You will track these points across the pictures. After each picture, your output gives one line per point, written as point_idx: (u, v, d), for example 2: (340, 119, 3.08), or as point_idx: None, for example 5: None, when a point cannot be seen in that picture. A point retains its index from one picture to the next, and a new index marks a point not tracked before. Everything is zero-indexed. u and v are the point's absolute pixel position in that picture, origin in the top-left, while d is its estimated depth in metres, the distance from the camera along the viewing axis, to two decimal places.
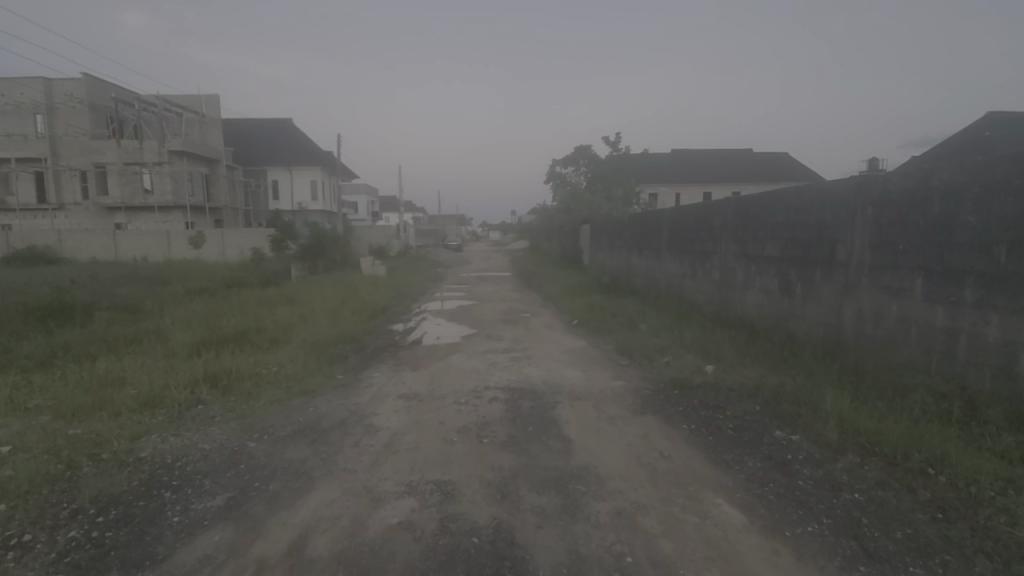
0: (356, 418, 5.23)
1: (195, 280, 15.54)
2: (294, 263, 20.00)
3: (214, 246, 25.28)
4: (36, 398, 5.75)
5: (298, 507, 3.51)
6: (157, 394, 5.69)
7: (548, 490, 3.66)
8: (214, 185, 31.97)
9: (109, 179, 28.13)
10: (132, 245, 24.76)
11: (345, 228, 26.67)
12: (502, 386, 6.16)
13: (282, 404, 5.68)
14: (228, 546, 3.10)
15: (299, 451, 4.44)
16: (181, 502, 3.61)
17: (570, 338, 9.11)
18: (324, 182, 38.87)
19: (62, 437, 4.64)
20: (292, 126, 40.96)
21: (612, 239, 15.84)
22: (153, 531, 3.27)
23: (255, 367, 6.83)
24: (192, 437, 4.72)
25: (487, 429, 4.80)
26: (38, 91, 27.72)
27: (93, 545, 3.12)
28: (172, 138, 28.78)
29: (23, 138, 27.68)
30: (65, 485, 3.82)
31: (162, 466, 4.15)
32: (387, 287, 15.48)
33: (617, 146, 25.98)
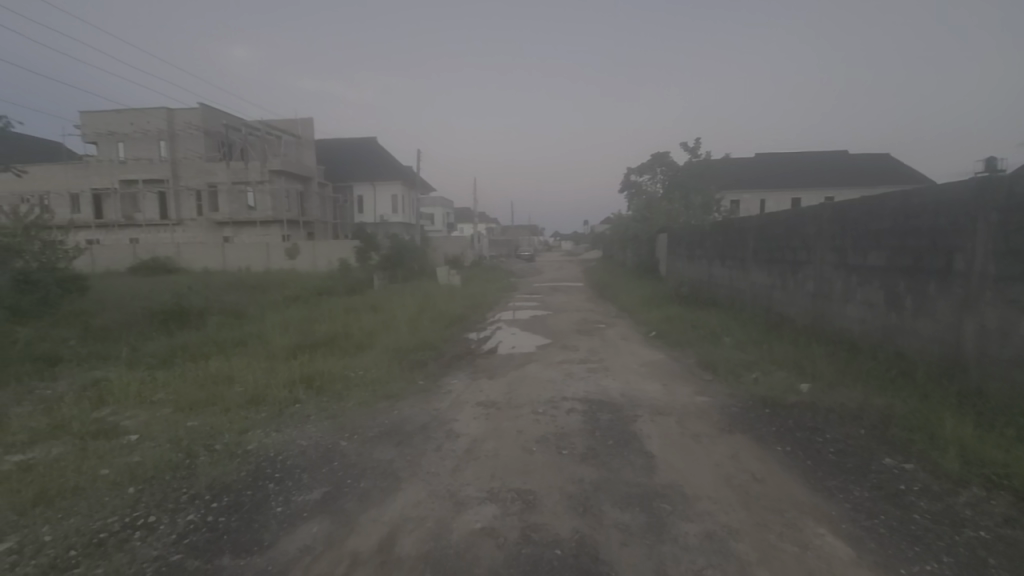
0: (437, 423, 5.39)
1: (289, 289, 16.81)
2: (376, 273, 21.09)
3: (305, 258, 27.30)
4: (160, 392, 6.47)
5: (387, 506, 3.66)
6: (260, 393, 6.21)
7: (632, 507, 3.56)
8: (307, 201, 34.58)
9: (219, 197, 31.39)
10: (236, 257, 27.27)
11: (422, 239, 27.77)
12: (580, 397, 6.08)
13: (368, 406, 5.99)
14: (324, 538, 3.29)
15: (385, 452, 4.64)
16: (283, 494, 3.90)
17: (648, 350, 8.82)
18: (404, 196, 40.64)
19: (182, 429, 5.18)
20: (375, 144, 43.53)
21: (691, 249, 15.24)
22: (259, 518, 3.55)
23: (344, 370, 7.25)
24: (291, 434, 5.09)
25: (566, 440, 4.76)
26: (162, 119, 31.24)
27: (208, 529, 3.45)
28: (273, 159, 31.66)
29: (149, 161, 31.33)
30: (184, 472, 4.25)
31: (265, 460, 4.50)
32: (463, 296, 15.88)
33: (696, 152, 25.11)
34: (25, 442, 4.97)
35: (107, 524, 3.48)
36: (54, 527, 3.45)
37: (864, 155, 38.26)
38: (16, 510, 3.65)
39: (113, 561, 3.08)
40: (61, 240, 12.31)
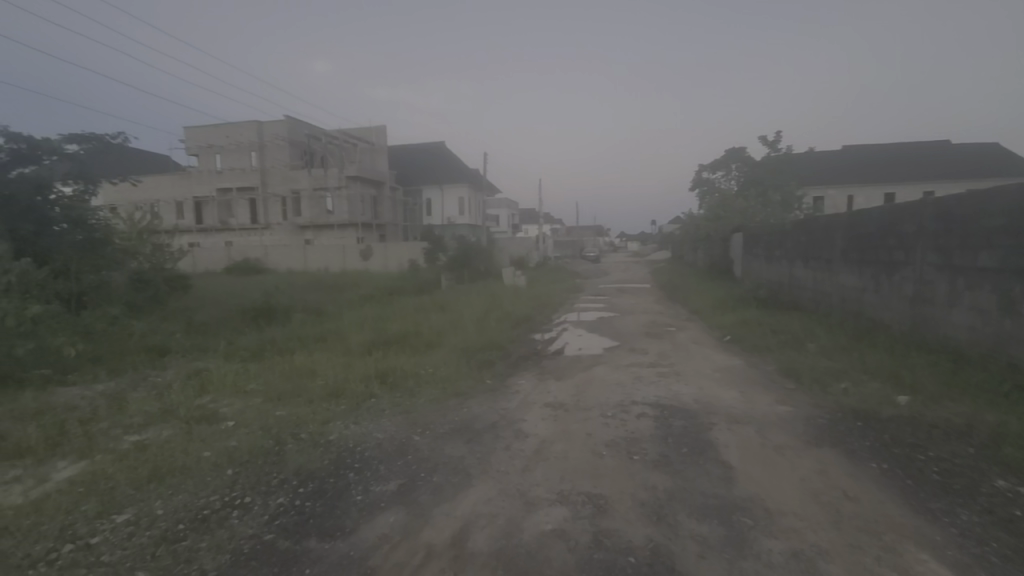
0: (506, 422, 5.44)
1: (364, 288, 17.66)
2: (444, 274, 21.68)
3: (378, 259, 28.58)
4: (252, 383, 7.01)
5: (458, 502, 3.75)
6: (339, 386, 6.58)
7: (709, 519, 3.41)
8: (380, 204, 36.18)
9: (302, 203, 33.62)
10: (316, 258, 29.03)
11: (488, 241, 28.21)
12: (650, 402, 5.92)
13: (439, 403, 6.17)
14: (400, 529, 3.43)
15: (456, 448, 4.75)
16: (362, 483, 4.10)
17: (723, 355, 8.43)
18: (471, 198, 41.45)
19: (271, 417, 5.59)
20: (443, 148, 44.81)
21: (770, 250, 14.39)
22: (342, 505, 3.76)
23: (416, 367, 7.52)
24: (368, 426, 5.34)
25: (637, 445, 4.66)
26: (253, 132, 33.90)
27: (296, 512, 3.69)
28: (349, 166, 33.43)
29: (241, 170, 34.07)
30: (274, 457, 4.59)
31: (345, 450, 4.75)
32: (528, 297, 15.95)
33: (775, 146, 23.67)
34: (141, 424, 5.56)
35: (209, 502, 3.82)
36: (166, 502, 3.84)
37: (973, 144, 34.43)
38: (135, 485, 4.10)
39: (214, 537, 3.38)
40: (169, 243, 13.67)
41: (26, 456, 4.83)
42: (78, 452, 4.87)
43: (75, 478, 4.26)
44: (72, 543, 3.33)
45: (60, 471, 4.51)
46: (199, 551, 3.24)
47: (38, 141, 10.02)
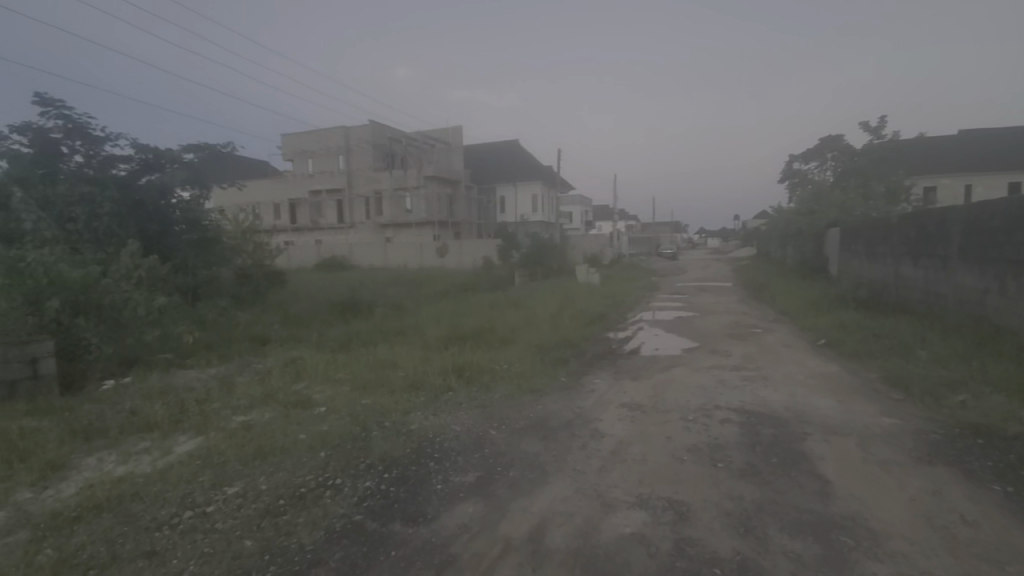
0: (582, 421, 5.40)
1: (441, 285, 18.26)
2: (517, 271, 21.91)
3: (454, 256, 29.41)
4: (341, 372, 7.49)
5: (535, 498, 3.77)
6: (419, 378, 6.86)
7: (804, 535, 3.18)
8: (455, 203, 37.18)
9: (383, 202, 35.35)
10: (396, 255, 30.37)
11: (562, 238, 28.09)
12: (735, 407, 5.62)
13: (514, 398, 6.25)
14: (480, 520, 3.51)
15: (532, 444, 4.79)
16: (441, 472, 4.24)
17: (817, 361, 7.81)
18: (544, 195, 41.48)
19: (359, 405, 5.95)
20: (517, 146, 45.22)
21: (873, 247, 13.12)
22: (423, 492, 3.93)
23: (492, 363, 7.66)
24: (447, 418, 5.53)
25: (721, 452, 4.44)
26: (341, 136, 36.05)
27: (381, 496, 3.89)
28: (427, 166, 34.66)
29: (330, 173, 36.41)
30: (361, 443, 4.86)
31: (425, 440, 4.94)
32: (603, 295, 15.70)
33: (878, 132, 21.53)
34: (246, 406, 6.13)
35: (305, 481, 4.13)
36: (268, 478, 4.20)
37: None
38: (242, 461, 4.52)
39: (310, 514, 3.65)
40: (268, 241, 14.85)
41: (154, 430, 5.48)
42: (195, 428, 5.45)
43: (192, 452, 4.77)
44: (192, 510, 3.74)
45: (181, 445, 5.08)
46: (297, 525, 3.51)
47: (162, 150, 11.24)
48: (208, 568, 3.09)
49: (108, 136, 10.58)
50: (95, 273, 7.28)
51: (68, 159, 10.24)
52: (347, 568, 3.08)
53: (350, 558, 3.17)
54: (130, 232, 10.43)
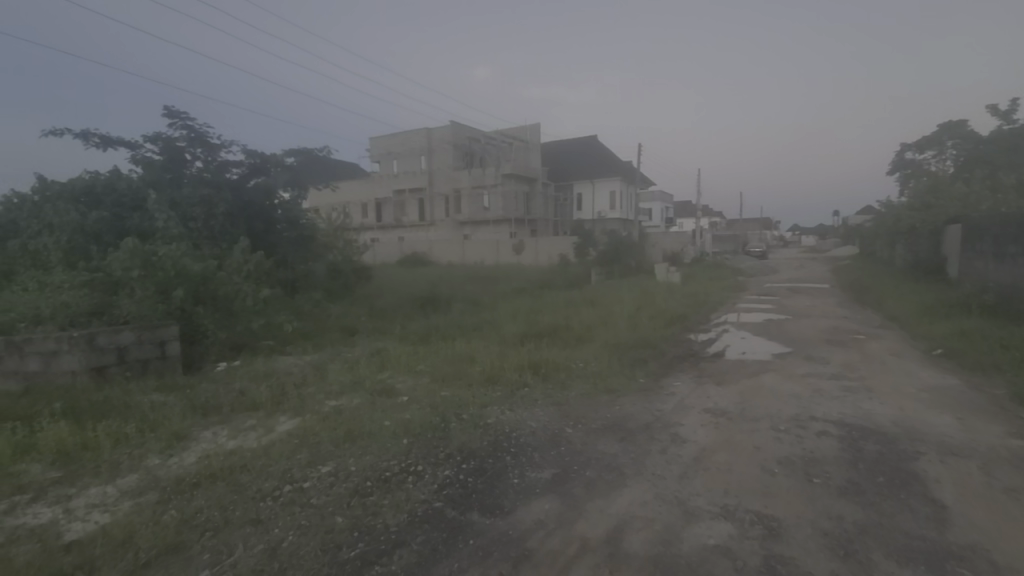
0: (662, 424, 5.22)
1: (517, 282, 18.45)
2: (594, 269, 21.62)
3: (530, 253, 29.63)
4: (422, 364, 7.81)
5: (612, 500, 3.70)
6: (496, 373, 6.98)
7: (915, 564, 2.86)
8: (532, 201, 37.38)
9: (462, 201, 36.35)
10: (473, 252, 31.07)
11: (640, 235, 27.33)
12: (833, 419, 5.16)
13: (591, 397, 6.17)
14: (556, 517, 3.51)
15: (609, 445, 4.71)
16: (518, 467, 4.29)
17: (931, 372, 6.99)
18: (622, 191, 40.55)
19: (438, 396, 6.17)
20: (596, 143, 44.65)
21: (1003, 245, 11.52)
22: (500, 485, 4.00)
23: (568, 361, 7.63)
24: (523, 414, 5.58)
25: (817, 467, 4.10)
26: (423, 138, 37.48)
27: (460, 485, 4.01)
28: (505, 164, 35.16)
29: (413, 173, 37.99)
30: (440, 433, 5.03)
31: (502, 434, 5.02)
32: (684, 295, 15.07)
33: (1012, 115, 18.88)
34: (337, 392, 6.57)
35: (390, 465, 4.36)
36: (357, 460, 4.48)
37: None
38: (333, 442, 4.85)
39: (394, 496, 3.84)
40: (357, 238, 15.78)
41: (258, 410, 6.02)
42: (293, 410, 5.93)
43: (290, 431, 5.20)
44: (290, 484, 4.07)
45: (281, 425, 5.55)
46: (382, 506, 3.72)
47: (268, 155, 12.34)
48: (305, 539, 3.35)
49: (223, 144, 11.77)
50: (212, 267, 8.14)
51: (191, 165, 11.52)
52: (428, 552, 3.20)
53: (431, 543, 3.29)
54: (240, 230, 11.52)
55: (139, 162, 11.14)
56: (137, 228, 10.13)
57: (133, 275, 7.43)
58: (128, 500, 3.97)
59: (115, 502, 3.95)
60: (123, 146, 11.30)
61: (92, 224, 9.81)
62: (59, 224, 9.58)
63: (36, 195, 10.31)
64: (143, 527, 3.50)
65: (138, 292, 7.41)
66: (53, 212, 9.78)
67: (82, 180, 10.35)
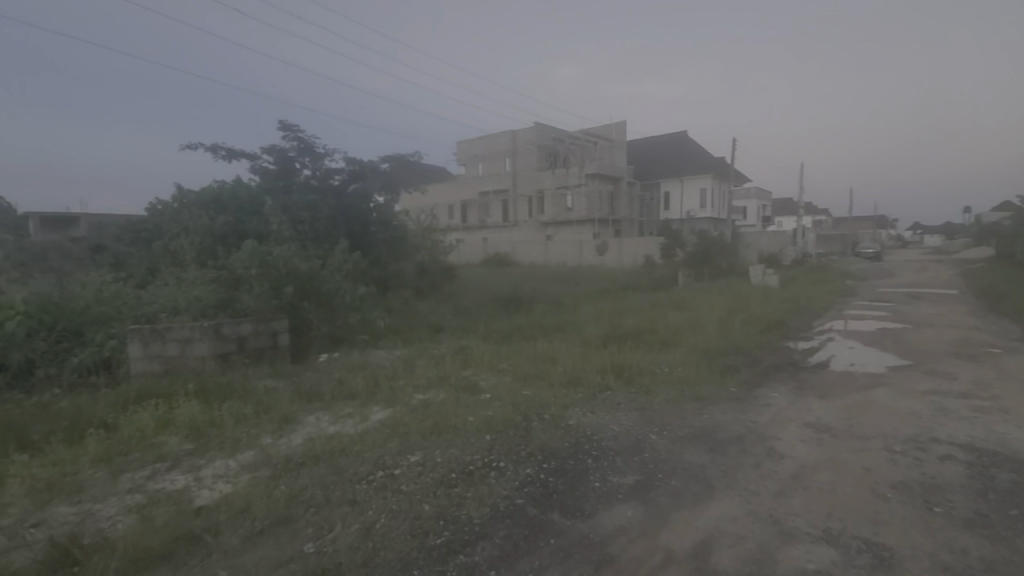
0: (755, 437, 4.91)
1: (599, 282, 18.21)
2: (681, 270, 20.77)
3: (613, 254, 29.19)
4: (504, 362, 7.96)
5: (699, 513, 3.55)
6: (578, 375, 6.94)
7: None
8: (617, 200, 36.67)
9: (545, 202, 36.89)
10: (555, 252, 31.08)
11: (733, 235, 25.84)
12: (960, 443, 4.56)
13: (677, 404, 5.95)
14: (638, 524, 3.44)
15: (697, 455, 4.51)
16: (599, 471, 4.25)
17: None
18: (714, 189, 38.58)
19: (520, 395, 6.27)
20: (685, 139, 42.96)
21: None
22: (582, 487, 3.98)
23: (653, 365, 7.40)
24: (605, 417, 5.50)
25: (940, 494, 3.65)
26: (508, 140, 38.12)
27: (542, 484, 4.05)
28: (589, 164, 34.93)
29: (498, 174, 38.76)
30: (522, 431, 5.10)
31: (583, 436, 4.99)
32: (782, 299, 14.02)
33: None
34: (425, 386, 6.90)
35: (474, 459, 4.50)
36: (443, 452, 4.67)
37: None
38: (421, 434, 5.10)
39: (478, 490, 3.96)
40: (444, 239, 16.39)
41: (354, 399, 6.48)
42: (385, 401, 6.31)
43: (383, 421, 5.53)
44: (382, 470, 4.34)
45: (374, 414, 5.93)
46: (467, 498, 3.86)
47: (365, 162, 13.24)
48: (396, 523, 3.57)
49: (326, 153, 12.79)
50: (317, 266, 8.97)
51: (300, 173, 12.64)
52: (510, 547, 3.28)
53: (512, 539, 3.36)
54: (340, 232, 12.46)
55: (257, 172, 12.42)
56: (255, 231, 11.31)
57: (251, 273, 8.32)
58: (246, 474, 4.45)
59: (236, 474, 4.45)
60: (245, 158, 12.66)
61: (219, 227, 11.09)
62: (193, 228, 10.93)
63: (175, 203, 11.85)
64: (258, 499, 3.90)
65: (255, 289, 8.28)
66: (189, 217, 11.18)
67: (211, 189, 11.73)
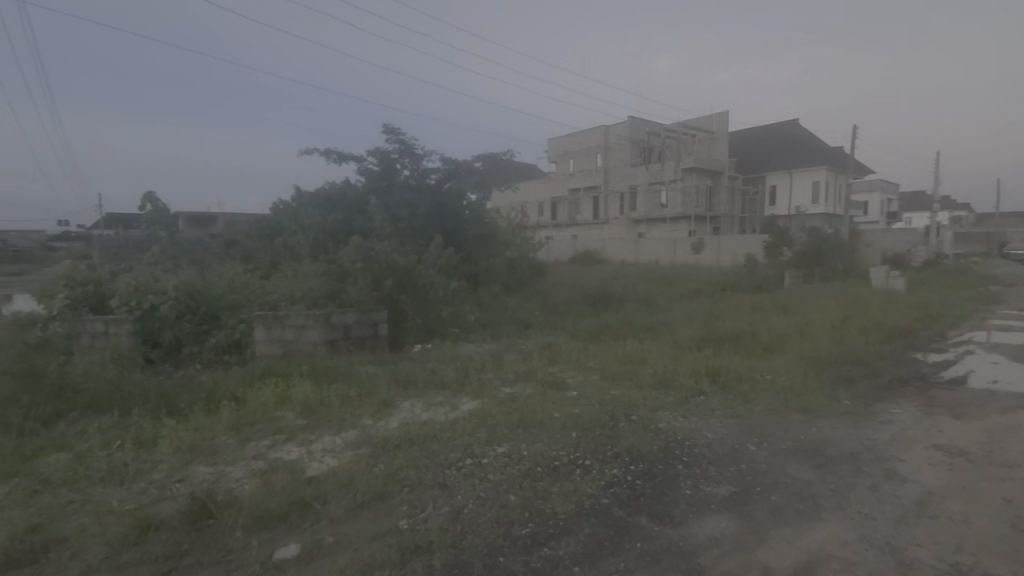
0: (871, 456, 4.42)
1: (695, 282, 17.38)
2: (788, 270, 19.21)
3: (711, 252, 27.74)
4: (592, 360, 7.89)
5: (801, 532, 3.28)
6: (669, 377, 6.68)
7: None
8: (716, 195, 34.67)
9: (638, 198, 35.64)
10: (648, 249, 30.12)
11: (850, 232, 23.38)
12: None
13: (780, 415, 5.51)
14: (733, 538, 3.25)
15: (801, 470, 4.17)
16: (691, 478, 4.08)
17: None
18: (828, 182, 35.18)
19: (608, 395, 6.17)
20: (796, 128, 39.61)
21: None
22: (671, 494, 3.84)
23: (752, 371, 6.93)
24: (697, 423, 5.25)
25: None
26: (600, 135, 37.51)
27: (629, 486, 3.96)
28: (686, 158, 33.45)
29: (589, 171, 38.33)
30: (609, 431, 5.03)
31: (674, 441, 4.80)
32: (909, 305, 12.46)
33: None
34: (512, 380, 7.04)
35: (559, 455, 4.51)
36: (529, 446, 4.74)
37: None
38: (507, 426, 5.21)
39: (564, 486, 3.97)
40: (533, 236, 16.55)
41: (446, 388, 6.77)
42: (474, 393, 6.53)
43: (472, 411, 5.73)
44: (471, 458, 4.51)
45: (464, 404, 6.15)
46: (552, 493, 3.88)
47: (460, 162, 13.77)
48: (483, 509, 3.70)
49: (425, 153, 13.45)
50: (413, 261, 9.47)
51: (400, 173, 13.42)
52: (594, 546, 3.26)
53: (597, 538, 3.34)
54: (435, 229, 13.05)
55: (363, 173, 13.38)
56: (360, 228, 12.21)
57: (356, 267, 8.99)
58: (350, 451, 4.84)
59: (340, 451, 4.85)
60: (353, 160, 13.67)
61: (330, 225, 12.11)
62: (308, 225, 12.05)
63: (294, 202, 13.11)
64: (360, 474, 4.23)
65: (359, 281, 8.95)
66: (305, 215, 12.34)
67: (324, 189, 12.83)
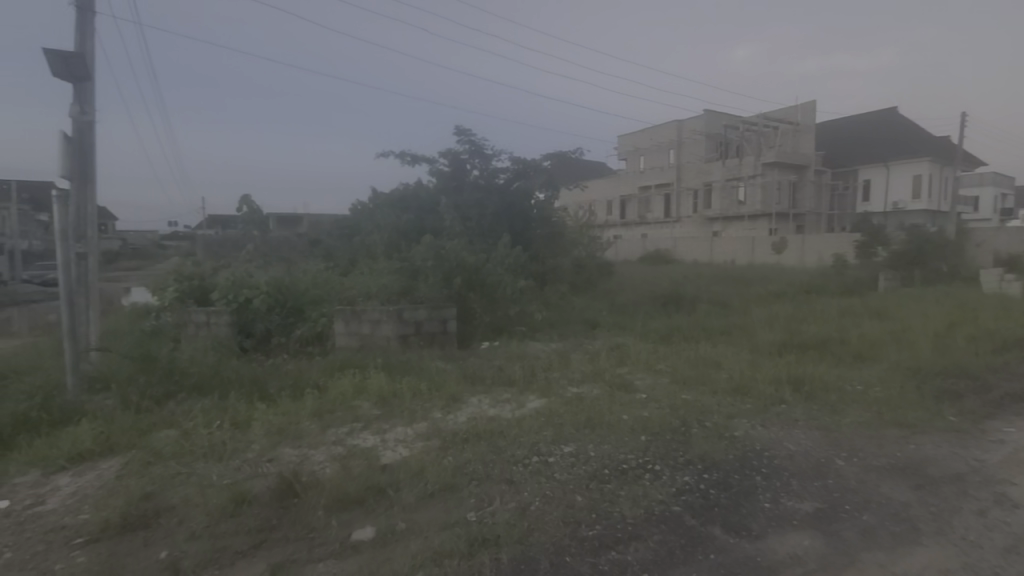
0: (982, 479, 3.96)
1: (774, 283, 16.39)
2: (882, 272, 17.65)
3: (793, 253, 26.08)
4: (662, 363, 7.65)
5: (896, 556, 3.01)
6: (746, 383, 6.33)
7: None
8: (800, 191, 32.43)
9: (713, 195, 34.05)
10: (723, 249, 28.75)
11: (958, 230, 21.06)
12: None
13: (873, 429, 5.06)
14: (817, 557, 3.03)
15: (897, 490, 3.80)
16: (770, 490, 3.84)
17: None
18: (932, 175, 31.87)
19: (679, 399, 5.95)
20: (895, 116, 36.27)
21: None
22: (748, 506, 3.63)
23: (840, 380, 6.42)
24: (777, 433, 4.94)
25: None
26: (673, 131, 36.23)
27: (702, 495, 3.80)
28: (767, 152, 31.61)
29: (660, 168, 37.16)
30: (680, 436, 4.85)
31: (751, 451, 4.55)
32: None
33: None
34: (579, 380, 6.98)
35: (627, 458, 4.42)
36: (596, 447, 4.68)
37: None
38: (574, 426, 5.17)
39: (632, 490, 3.88)
40: (602, 235, 16.30)
41: (513, 386, 6.84)
42: (541, 391, 6.53)
43: (538, 410, 5.74)
44: (537, 456, 4.53)
45: (530, 402, 6.18)
46: (619, 496, 3.81)
47: (529, 161, 13.87)
48: (549, 507, 3.70)
49: (494, 153, 13.64)
50: (482, 259, 9.64)
51: (470, 173, 13.72)
52: (665, 553, 3.16)
53: (668, 545, 3.23)
54: (504, 227, 13.20)
55: (434, 174, 13.79)
56: (432, 227, 12.61)
57: (428, 265, 9.30)
58: (420, 442, 5.01)
59: (411, 441, 5.04)
60: (425, 162, 14.14)
61: (404, 224, 12.61)
62: (384, 225, 12.62)
63: (371, 203, 13.77)
64: (430, 465, 4.37)
65: (430, 279, 9.25)
66: (381, 215, 12.94)
67: (399, 190, 13.37)
